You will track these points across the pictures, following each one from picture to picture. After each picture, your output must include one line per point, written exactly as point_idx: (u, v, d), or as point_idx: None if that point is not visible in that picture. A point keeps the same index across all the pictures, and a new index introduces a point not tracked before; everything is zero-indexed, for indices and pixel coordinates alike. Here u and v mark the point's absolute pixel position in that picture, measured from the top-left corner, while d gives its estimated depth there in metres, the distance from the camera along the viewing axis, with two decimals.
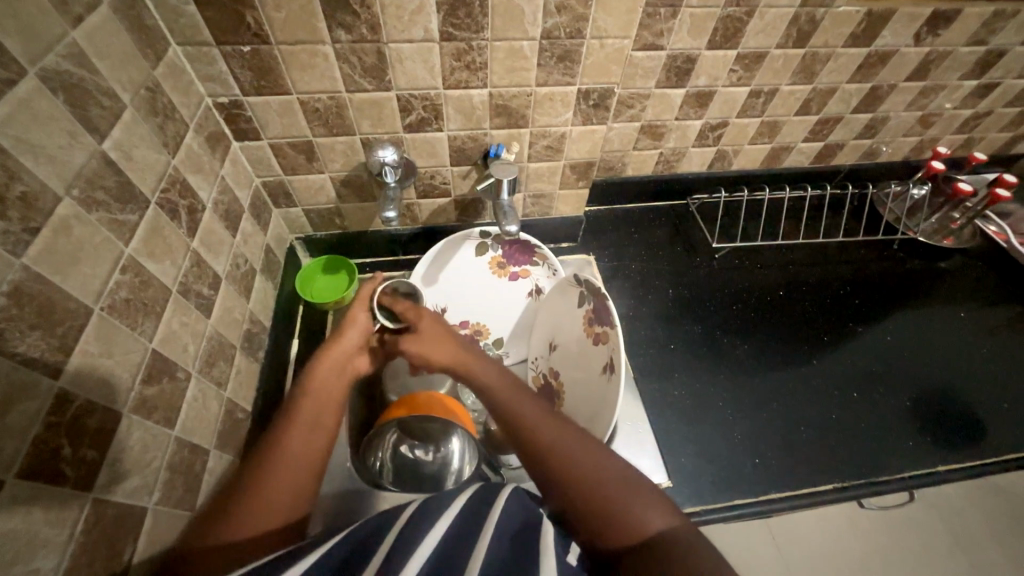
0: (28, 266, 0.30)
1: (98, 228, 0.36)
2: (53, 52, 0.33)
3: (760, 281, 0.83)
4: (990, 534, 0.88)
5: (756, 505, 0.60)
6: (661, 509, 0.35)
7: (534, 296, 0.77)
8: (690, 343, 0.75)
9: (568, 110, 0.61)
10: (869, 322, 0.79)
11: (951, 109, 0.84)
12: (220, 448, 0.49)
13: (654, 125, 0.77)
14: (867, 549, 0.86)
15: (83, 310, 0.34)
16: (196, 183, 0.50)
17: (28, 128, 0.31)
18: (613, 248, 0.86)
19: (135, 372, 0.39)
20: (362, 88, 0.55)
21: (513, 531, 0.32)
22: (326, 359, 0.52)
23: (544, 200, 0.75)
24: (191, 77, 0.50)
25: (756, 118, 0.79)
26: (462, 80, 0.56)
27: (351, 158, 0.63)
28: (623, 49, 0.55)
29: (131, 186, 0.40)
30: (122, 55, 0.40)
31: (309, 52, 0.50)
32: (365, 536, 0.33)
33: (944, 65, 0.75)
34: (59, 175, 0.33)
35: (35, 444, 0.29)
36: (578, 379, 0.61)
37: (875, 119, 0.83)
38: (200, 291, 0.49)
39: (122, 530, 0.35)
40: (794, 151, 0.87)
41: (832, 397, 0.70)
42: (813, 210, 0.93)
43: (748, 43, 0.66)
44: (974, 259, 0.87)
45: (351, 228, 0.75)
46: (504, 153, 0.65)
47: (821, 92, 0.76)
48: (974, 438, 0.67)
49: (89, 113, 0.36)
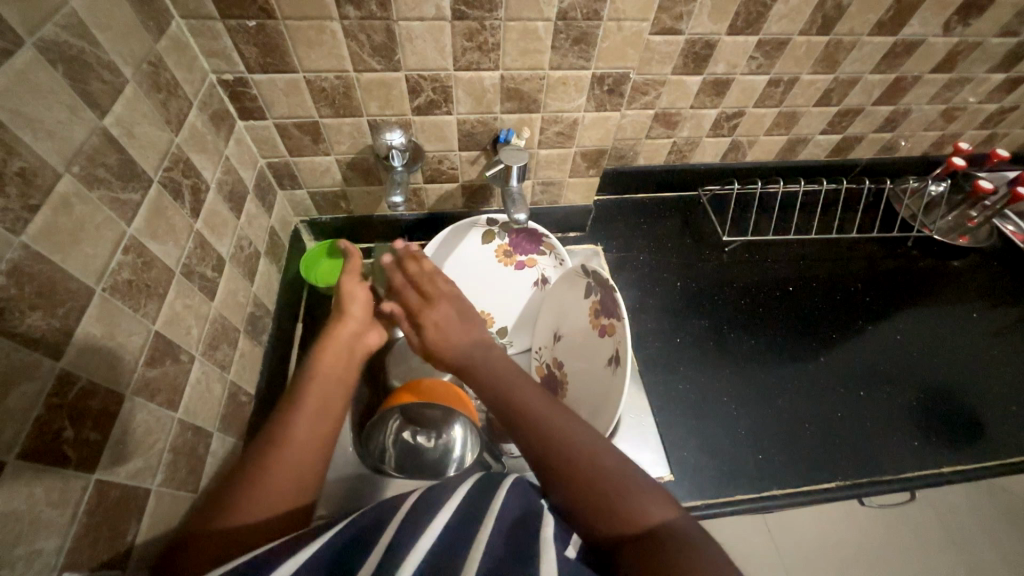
0: (27, 245, 0.29)
1: (100, 207, 0.35)
2: (51, 22, 0.32)
3: (770, 276, 0.82)
4: (982, 532, 0.89)
5: (759, 501, 0.60)
6: (665, 501, 0.35)
7: (540, 286, 0.76)
8: (696, 336, 0.74)
9: (581, 95, 0.59)
10: (879, 320, 0.78)
11: (975, 104, 0.82)
12: (223, 431, 0.49)
13: (668, 113, 0.75)
14: (862, 545, 0.86)
15: (85, 291, 0.33)
16: (199, 162, 0.48)
17: (26, 101, 0.30)
18: (621, 239, 0.85)
19: (139, 354, 0.38)
20: (370, 68, 0.53)
21: (512, 523, 0.32)
22: (336, 347, 0.51)
23: (553, 188, 0.74)
24: (193, 52, 0.48)
25: (774, 108, 0.76)
26: (473, 62, 0.54)
27: (358, 140, 0.61)
28: (641, 33, 0.53)
29: (132, 164, 0.39)
30: (122, 26, 0.39)
31: (316, 28, 0.49)
32: (365, 526, 0.32)
33: (972, 57, 0.73)
34: (58, 152, 0.32)
35: (37, 425, 0.29)
36: (583, 371, 0.61)
37: (896, 112, 0.81)
38: (204, 273, 0.48)
39: (125, 512, 0.35)
40: (810, 143, 0.85)
41: (837, 394, 0.69)
42: (827, 205, 0.92)
43: (771, 29, 0.64)
44: (989, 259, 0.86)
45: (356, 212, 0.73)
46: (514, 138, 0.63)
47: (843, 82, 0.74)
48: (978, 438, 0.66)
49: (88, 88, 0.35)
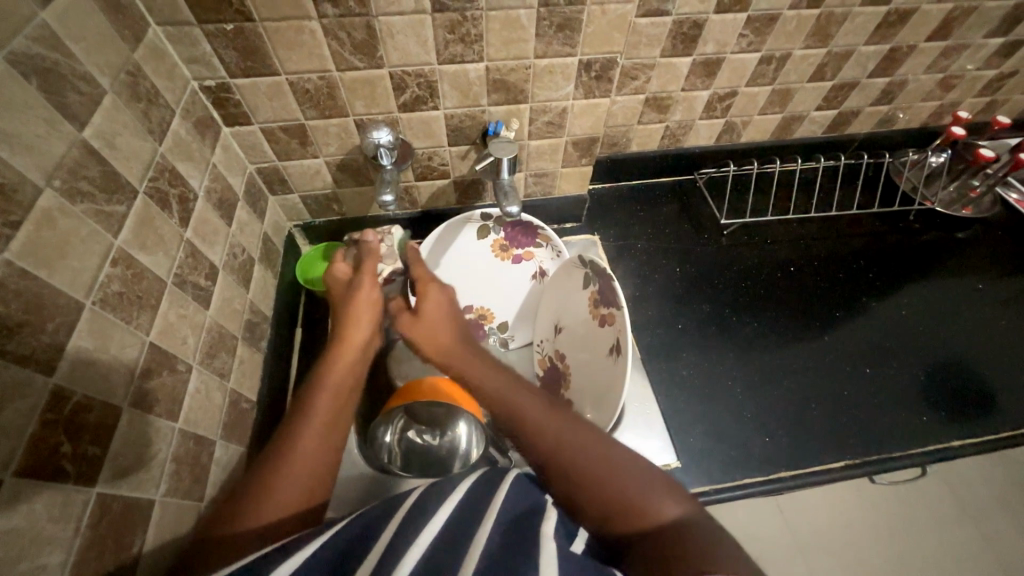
0: (11, 262, 0.29)
1: (85, 220, 0.35)
2: (22, 35, 0.31)
3: (771, 257, 0.81)
4: (998, 505, 0.88)
5: (769, 484, 0.59)
6: (675, 495, 0.34)
7: (538, 279, 0.75)
8: (698, 322, 0.73)
9: (569, 83, 0.58)
10: (883, 296, 0.77)
11: (973, 71, 0.80)
12: (226, 439, 0.49)
13: (659, 97, 0.74)
14: (875, 523, 0.86)
15: (75, 306, 0.33)
16: (186, 171, 0.48)
17: (0, 117, 0.29)
18: (618, 228, 0.84)
19: (134, 366, 0.38)
20: (353, 66, 0.52)
21: (513, 517, 0.31)
22: (348, 347, 0.51)
23: (546, 179, 0.73)
24: (173, 60, 0.48)
25: (767, 86, 0.75)
26: (457, 54, 0.53)
27: (346, 141, 0.61)
28: (626, 15, 0.52)
29: (115, 175, 0.38)
30: (97, 36, 0.38)
31: (295, 28, 0.48)
32: (369, 523, 0.32)
33: (968, 22, 0.72)
34: (38, 166, 0.32)
35: (32, 442, 0.29)
36: (586, 362, 0.61)
37: (892, 84, 0.79)
38: (197, 282, 0.48)
39: (129, 525, 0.35)
40: (806, 120, 0.83)
41: (844, 373, 0.69)
42: (827, 182, 0.90)
43: (760, 4, 0.63)
44: (993, 229, 0.84)
45: (350, 213, 0.73)
46: (503, 130, 0.62)
47: (835, 56, 0.72)
48: (989, 411, 0.66)
49: (66, 101, 0.34)
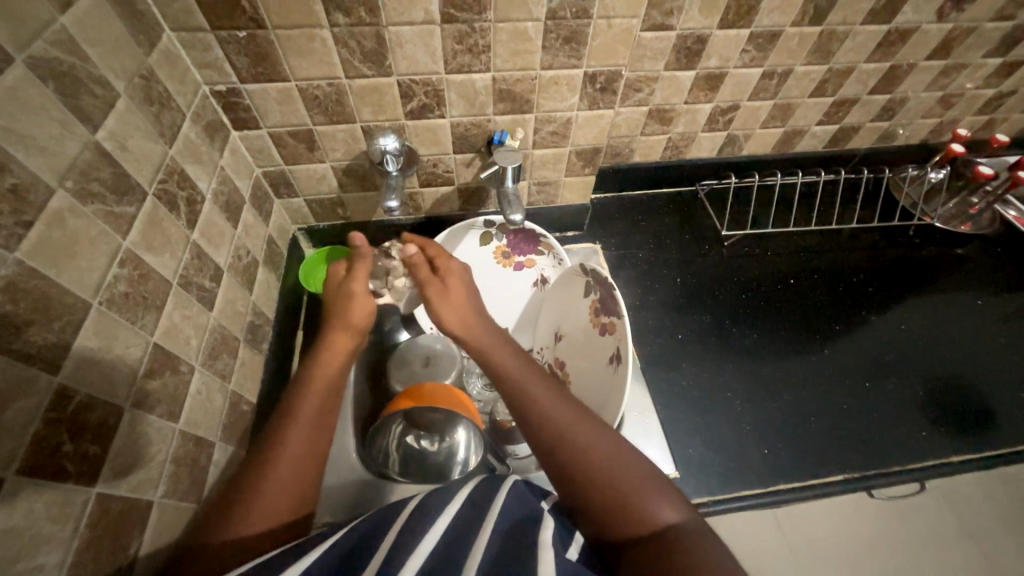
0: (22, 261, 0.30)
1: (94, 220, 0.35)
2: (41, 38, 0.32)
3: (772, 268, 0.81)
4: (996, 522, 0.88)
5: (766, 496, 0.60)
6: (675, 503, 0.34)
7: (539, 286, 0.75)
8: (698, 332, 0.74)
9: (574, 94, 0.59)
10: (883, 310, 0.77)
11: (972, 89, 0.81)
12: (225, 440, 0.49)
13: (663, 110, 0.75)
14: (872, 538, 0.85)
15: (81, 306, 0.34)
16: (194, 174, 0.49)
17: (17, 118, 0.30)
18: (620, 237, 0.85)
19: (137, 366, 0.38)
20: (362, 74, 0.53)
21: (511, 524, 0.31)
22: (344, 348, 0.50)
23: (549, 188, 0.73)
24: (185, 64, 0.49)
25: (769, 100, 0.76)
26: (464, 64, 0.54)
27: (352, 147, 0.62)
28: (631, 29, 0.53)
29: (125, 176, 0.39)
30: (112, 40, 0.39)
31: (306, 36, 0.49)
32: (367, 532, 0.32)
33: (968, 42, 0.73)
34: (50, 167, 0.32)
35: (35, 441, 0.29)
36: (585, 370, 0.61)
37: (892, 101, 0.80)
38: (202, 283, 0.48)
39: (127, 525, 0.35)
40: (807, 134, 0.84)
41: (843, 386, 0.69)
42: (826, 196, 0.91)
43: (763, 21, 0.64)
44: (992, 245, 0.85)
45: (354, 217, 0.74)
46: (508, 139, 0.63)
47: (837, 72, 0.73)
48: (988, 428, 0.66)
49: (80, 103, 0.35)
